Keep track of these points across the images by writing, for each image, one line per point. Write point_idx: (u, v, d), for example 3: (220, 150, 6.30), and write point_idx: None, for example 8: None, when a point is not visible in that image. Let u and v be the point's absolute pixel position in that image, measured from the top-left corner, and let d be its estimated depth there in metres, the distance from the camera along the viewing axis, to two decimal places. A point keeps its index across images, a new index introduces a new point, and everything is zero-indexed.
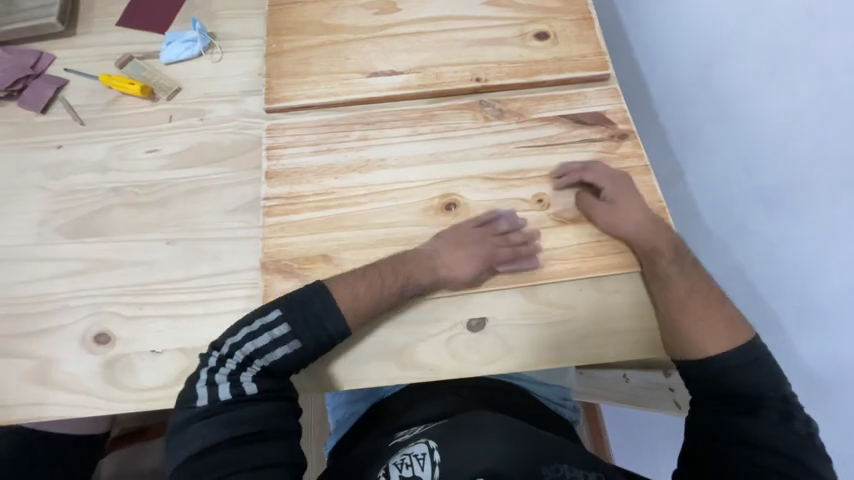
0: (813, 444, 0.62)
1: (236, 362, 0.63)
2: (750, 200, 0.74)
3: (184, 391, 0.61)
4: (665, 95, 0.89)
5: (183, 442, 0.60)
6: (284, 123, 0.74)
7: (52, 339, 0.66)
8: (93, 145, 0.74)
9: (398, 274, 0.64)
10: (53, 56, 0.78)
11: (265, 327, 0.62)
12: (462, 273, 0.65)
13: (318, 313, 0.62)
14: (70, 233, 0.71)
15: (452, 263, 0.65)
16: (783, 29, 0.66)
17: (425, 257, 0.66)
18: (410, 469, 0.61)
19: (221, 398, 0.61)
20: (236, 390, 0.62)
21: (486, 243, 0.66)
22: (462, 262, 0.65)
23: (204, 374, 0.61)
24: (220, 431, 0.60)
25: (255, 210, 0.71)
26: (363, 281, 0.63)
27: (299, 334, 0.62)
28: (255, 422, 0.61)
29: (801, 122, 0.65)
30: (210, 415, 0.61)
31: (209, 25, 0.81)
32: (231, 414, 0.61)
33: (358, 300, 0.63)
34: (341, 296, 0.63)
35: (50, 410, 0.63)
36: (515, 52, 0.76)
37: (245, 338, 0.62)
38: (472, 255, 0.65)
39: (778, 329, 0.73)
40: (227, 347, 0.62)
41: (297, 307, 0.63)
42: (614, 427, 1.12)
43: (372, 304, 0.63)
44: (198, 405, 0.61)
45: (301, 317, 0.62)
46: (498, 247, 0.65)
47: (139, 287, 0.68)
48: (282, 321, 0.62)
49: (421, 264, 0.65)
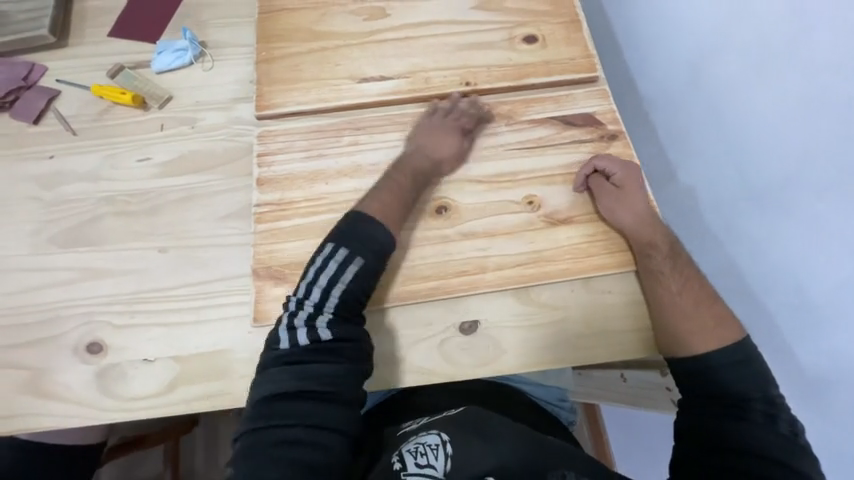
0: (800, 445, 0.63)
1: (312, 303, 0.63)
2: (739, 201, 0.74)
3: (271, 335, 0.63)
4: (654, 94, 0.88)
5: (261, 381, 0.60)
6: (275, 129, 0.74)
7: (45, 349, 0.66)
8: (83, 155, 0.74)
9: (405, 170, 0.69)
10: (45, 67, 0.78)
11: (327, 259, 0.64)
12: (444, 152, 0.70)
13: (369, 229, 0.65)
14: (62, 243, 0.71)
15: (435, 144, 0.70)
16: (766, 25, 0.67)
17: (415, 152, 0.71)
18: (425, 458, 0.60)
19: (300, 343, 0.61)
20: (313, 335, 0.61)
21: (450, 120, 0.72)
22: (448, 142, 0.70)
23: (284, 321, 0.62)
24: (294, 380, 0.60)
25: (245, 217, 0.71)
26: (383, 190, 0.68)
27: (358, 253, 0.64)
28: (329, 382, 0.60)
29: (789, 119, 0.66)
30: (293, 359, 0.61)
31: (200, 34, 0.81)
32: (311, 364, 0.61)
33: (386, 205, 0.67)
34: (372, 209, 0.66)
35: (42, 420, 0.63)
36: (504, 55, 0.77)
37: (314, 274, 0.64)
38: (450, 131, 0.71)
39: (771, 328, 0.73)
40: (304, 291, 0.63)
41: (351, 230, 0.65)
42: (612, 430, 1.10)
43: (399, 205, 0.67)
44: (280, 348, 0.61)
45: (355, 239, 0.64)
46: (460, 120, 0.72)
47: (132, 295, 0.68)
48: (338, 247, 0.64)
49: (416, 158, 0.70)
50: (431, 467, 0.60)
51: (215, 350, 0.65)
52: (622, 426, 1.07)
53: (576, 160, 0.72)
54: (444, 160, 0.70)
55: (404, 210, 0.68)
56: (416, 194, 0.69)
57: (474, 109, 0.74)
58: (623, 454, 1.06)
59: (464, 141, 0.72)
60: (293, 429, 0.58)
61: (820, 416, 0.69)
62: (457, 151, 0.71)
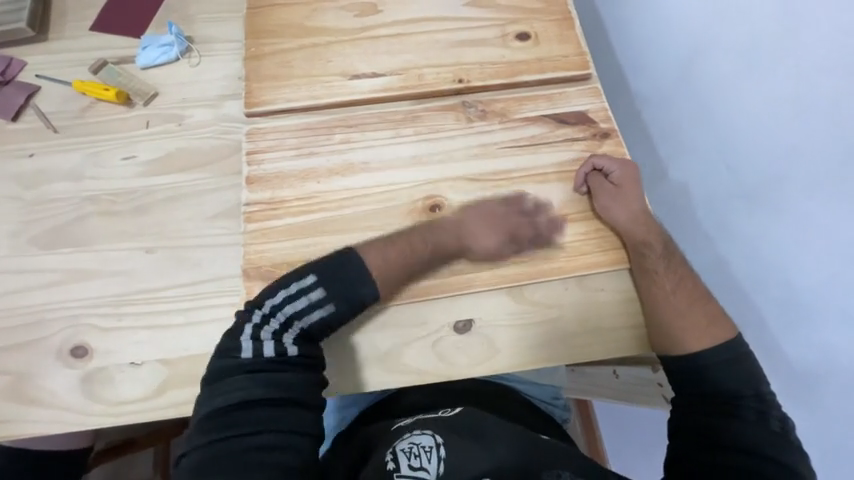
0: (789, 441, 0.64)
1: (279, 322, 0.64)
2: (729, 199, 0.75)
3: (226, 341, 0.62)
4: (645, 92, 0.89)
5: (220, 390, 0.60)
6: (265, 126, 0.73)
7: (27, 353, 0.64)
8: (65, 153, 0.72)
9: (425, 239, 0.66)
10: (24, 62, 0.76)
11: (302, 291, 0.63)
12: (489, 247, 0.67)
13: (352, 277, 0.64)
14: (45, 244, 0.68)
15: (475, 229, 0.67)
16: (757, 25, 0.67)
17: (451, 225, 0.68)
18: (418, 460, 0.60)
19: (265, 355, 0.62)
20: (279, 348, 0.63)
21: (507, 215, 0.68)
22: (487, 235, 0.67)
23: (250, 329, 0.62)
24: (255, 388, 0.61)
25: (235, 216, 0.70)
26: (393, 247, 0.65)
27: (334, 298, 0.63)
28: (289, 388, 0.61)
29: (778, 118, 0.67)
30: (254, 369, 0.62)
31: (186, 29, 0.79)
32: (271, 374, 0.62)
33: (390, 263, 0.64)
34: (373, 262, 0.64)
35: (25, 427, 0.61)
36: (497, 53, 0.76)
37: (286, 301, 0.63)
38: (498, 227, 0.67)
39: (761, 324, 0.74)
40: (271, 306, 0.63)
41: (334, 274, 0.64)
42: (605, 426, 1.11)
43: (403, 265, 0.65)
44: (241, 356, 0.62)
45: (335, 284, 0.64)
46: (518, 223, 0.67)
47: (118, 297, 0.66)
48: (318, 286, 0.63)
49: (444, 232, 0.67)
50: (424, 470, 0.59)
51: (205, 352, 0.64)
52: (614, 420, 1.07)
53: (569, 158, 0.72)
54: (474, 250, 0.67)
55: (407, 273, 0.65)
56: (427, 267, 0.66)
57: (536, 205, 0.69)
58: (615, 448, 1.07)
59: (508, 246, 0.67)
60: (259, 436, 0.59)
61: (812, 411, 0.70)
62: (493, 249, 0.67)
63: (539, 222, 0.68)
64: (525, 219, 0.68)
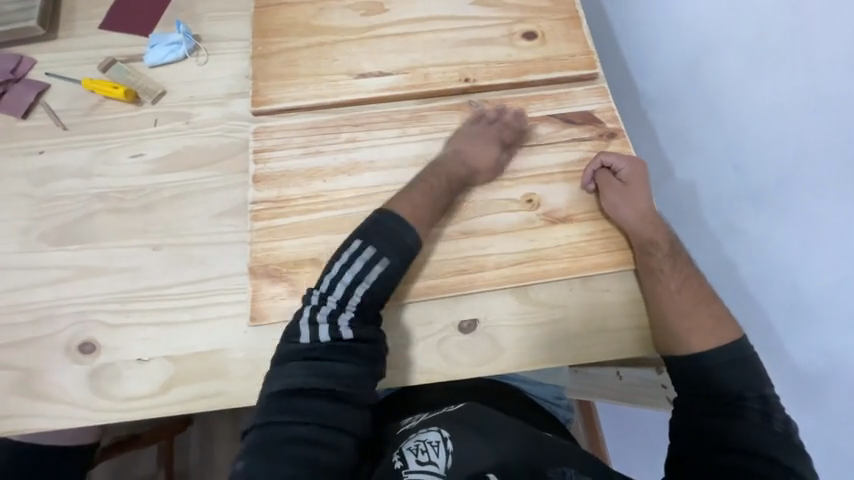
0: (794, 444, 0.63)
1: (335, 301, 0.62)
2: (737, 199, 0.75)
3: (289, 327, 0.62)
4: (652, 91, 0.88)
5: (279, 373, 0.60)
6: (271, 125, 0.73)
7: (36, 348, 0.65)
8: (74, 150, 0.73)
9: (438, 174, 0.69)
10: (34, 60, 0.76)
11: (354, 255, 0.63)
12: (487, 162, 0.69)
13: (398, 232, 0.64)
14: (54, 241, 0.69)
15: (472, 151, 0.70)
16: (766, 23, 0.67)
17: (451, 157, 0.70)
18: (427, 455, 0.60)
19: (322, 340, 0.61)
20: (335, 333, 0.61)
21: (492, 129, 0.71)
22: (487, 152, 0.70)
23: (305, 315, 0.62)
24: (310, 377, 0.60)
25: (241, 214, 0.70)
26: (417, 191, 0.67)
27: (384, 253, 0.63)
28: (342, 382, 0.60)
29: (787, 118, 0.66)
30: (311, 355, 0.60)
31: (194, 28, 0.80)
32: (328, 363, 0.60)
33: (417, 206, 0.66)
34: (402, 208, 0.66)
35: (35, 421, 0.62)
36: (503, 52, 0.76)
37: (341, 271, 0.63)
38: (491, 141, 0.70)
39: (767, 326, 0.74)
40: (327, 285, 0.63)
41: (379, 230, 0.64)
42: (607, 425, 1.11)
43: (430, 207, 0.66)
44: (299, 342, 0.61)
45: (382, 238, 0.64)
46: (501, 132, 0.71)
47: (126, 294, 0.67)
48: (366, 245, 0.63)
49: (452, 162, 0.70)
50: (432, 464, 0.59)
51: (211, 350, 0.64)
52: (617, 422, 1.07)
53: (575, 158, 0.72)
54: (479, 170, 0.70)
55: (435, 213, 0.67)
56: (449, 202, 0.69)
57: (511, 116, 0.73)
58: (618, 449, 1.07)
59: (503, 153, 0.71)
60: (305, 427, 0.58)
61: (817, 414, 0.70)
62: (493, 162, 0.70)
63: (519, 118, 0.73)
64: (509, 132, 0.71)
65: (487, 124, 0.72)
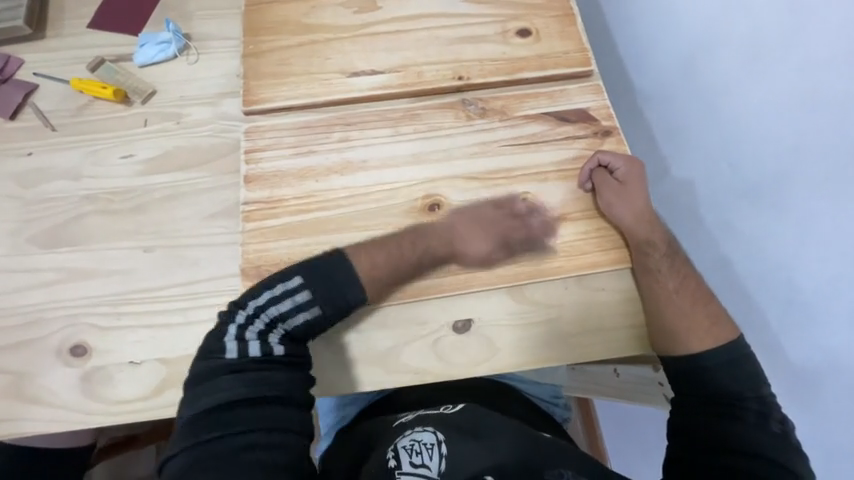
0: (789, 444, 0.63)
1: (264, 322, 0.63)
2: (732, 197, 0.74)
3: (209, 343, 0.62)
4: (648, 88, 0.88)
5: (206, 392, 0.59)
6: (263, 125, 0.72)
7: (26, 352, 0.64)
8: (63, 152, 0.72)
9: (414, 243, 0.66)
10: (22, 60, 0.75)
11: (287, 293, 0.63)
12: (480, 253, 0.66)
13: (340, 282, 0.63)
14: (43, 243, 0.68)
15: (463, 235, 0.67)
16: (762, 20, 0.66)
17: (436, 230, 0.67)
18: (421, 457, 0.59)
19: (251, 355, 0.62)
20: (265, 349, 0.63)
21: (503, 220, 0.68)
22: (477, 242, 0.67)
23: (233, 330, 0.62)
24: (242, 388, 0.60)
25: (234, 215, 0.70)
26: (381, 251, 0.65)
27: (320, 301, 0.63)
28: (276, 388, 0.61)
29: (781, 116, 0.66)
30: (240, 370, 0.61)
31: (184, 26, 0.79)
32: (257, 374, 0.61)
33: (378, 267, 0.64)
34: (361, 265, 0.64)
35: (24, 426, 0.61)
36: (497, 49, 0.76)
37: (269, 302, 0.63)
38: (489, 235, 0.67)
39: (763, 324, 0.73)
40: (255, 308, 0.63)
41: (320, 276, 0.64)
42: (606, 423, 1.10)
43: (393, 270, 0.64)
44: (226, 358, 0.61)
45: (321, 286, 0.63)
46: (510, 226, 0.67)
47: (117, 297, 0.66)
48: (303, 288, 0.63)
49: (435, 233, 0.67)
50: (426, 467, 0.59)
51: None
52: (615, 420, 1.07)
53: (570, 156, 0.71)
54: (465, 255, 0.66)
55: (396, 277, 0.65)
56: (417, 272, 0.66)
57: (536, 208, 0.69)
58: (615, 447, 1.07)
59: (499, 251, 0.67)
60: (249, 435, 0.58)
61: (812, 412, 0.70)
62: (484, 253, 0.66)
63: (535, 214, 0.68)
64: (517, 232, 0.67)
65: (504, 212, 0.68)
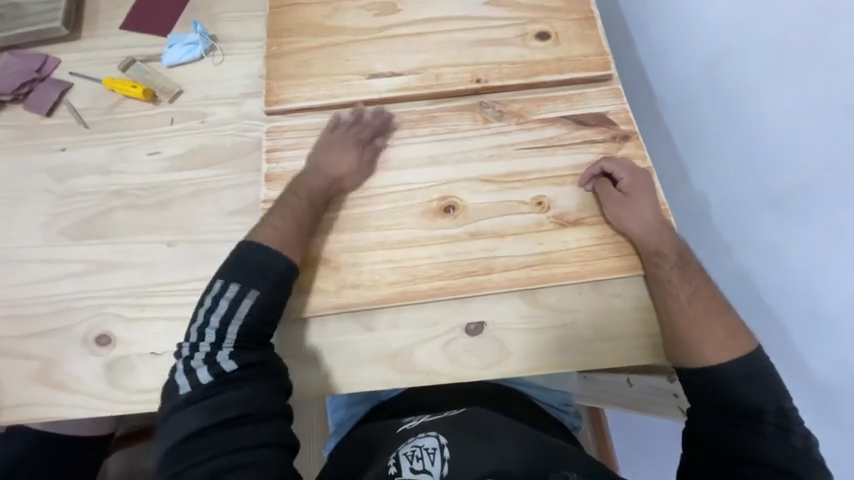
0: (811, 458, 0.61)
1: (210, 342, 0.62)
2: (756, 204, 0.72)
3: (167, 384, 0.62)
4: (670, 91, 0.86)
5: (168, 432, 0.60)
6: (284, 125, 0.74)
7: (53, 339, 0.67)
8: (95, 148, 0.75)
9: (300, 194, 0.68)
10: (58, 60, 0.79)
11: (219, 295, 0.63)
12: (349, 165, 0.69)
13: (262, 261, 0.63)
14: (72, 235, 0.71)
15: (332, 162, 0.69)
16: (791, 23, 0.65)
17: (312, 170, 0.69)
18: (421, 462, 0.60)
19: (202, 382, 0.60)
20: (215, 370, 0.61)
21: (343, 136, 0.71)
22: (345, 157, 0.69)
23: (181, 364, 0.61)
24: (201, 416, 0.59)
25: (253, 212, 0.71)
26: (275, 215, 0.66)
27: (250, 285, 0.62)
28: (239, 404, 0.60)
29: (808, 122, 0.64)
30: (195, 401, 0.60)
31: (210, 28, 0.81)
32: (213, 399, 0.60)
33: (280, 229, 0.65)
34: (260, 236, 0.65)
35: (50, 411, 0.64)
36: (516, 52, 0.76)
37: (205, 318, 0.62)
38: (349, 148, 0.70)
39: (782, 337, 0.71)
40: (197, 334, 0.62)
41: (238, 265, 0.64)
42: (617, 433, 1.09)
43: (294, 227, 0.66)
44: (180, 394, 0.60)
45: (245, 273, 0.63)
46: (358, 132, 0.71)
47: (139, 289, 0.68)
48: (229, 282, 0.63)
49: (313, 177, 0.69)
50: (426, 472, 0.59)
51: None
52: (629, 430, 1.05)
53: (587, 160, 0.71)
54: (345, 178, 0.69)
55: (302, 234, 0.66)
56: (317, 220, 0.68)
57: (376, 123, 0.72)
58: (628, 457, 1.05)
59: (366, 157, 0.70)
60: (216, 460, 0.58)
61: (833, 430, 0.68)
62: (357, 165, 0.70)
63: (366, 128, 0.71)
64: (366, 129, 0.71)
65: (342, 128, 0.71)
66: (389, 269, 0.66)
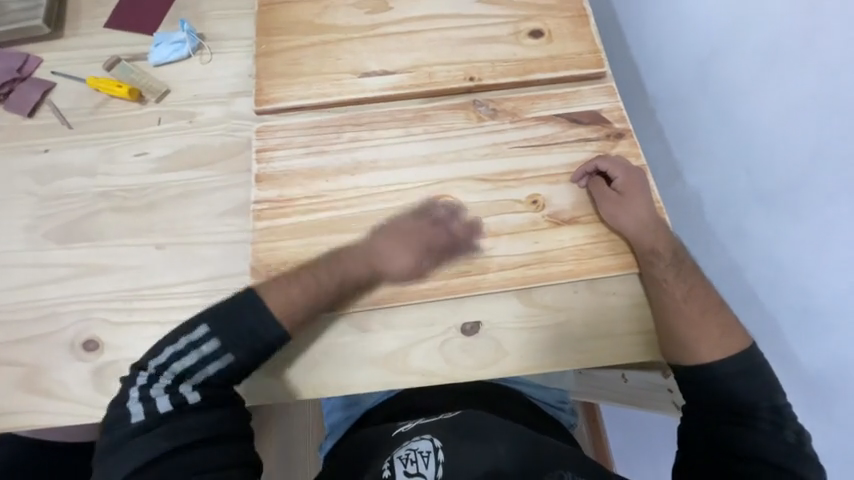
0: (803, 454, 0.61)
1: (171, 375, 0.61)
2: (748, 202, 0.73)
3: (114, 411, 0.60)
4: (663, 88, 0.86)
5: (119, 461, 0.58)
6: (274, 124, 0.72)
7: (39, 346, 0.65)
8: (79, 149, 0.73)
9: (331, 272, 0.63)
10: (40, 59, 0.77)
11: (193, 344, 0.61)
12: (402, 263, 0.65)
13: (250, 324, 0.61)
14: (57, 239, 0.69)
15: (388, 253, 0.65)
16: (781, 22, 0.65)
17: (361, 250, 0.65)
18: (415, 466, 0.59)
19: (160, 410, 0.59)
20: (176, 400, 0.60)
21: (426, 225, 0.67)
22: (402, 254, 0.65)
23: (136, 392, 0.60)
24: (157, 444, 0.58)
25: (244, 213, 0.70)
26: (294, 285, 0.62)
27: (232, 344, 0.61)
28: (198, 431, 0.59)
29: (800, 121, 0.64)
30: (149, 429, 0.59)
31: (198, 26, 0.79)
32: (170, 427, 0.59)
33: (293, 303, 0.62)
34: (274, 301, 0.62)
35: (34, 420, 0.62)
36: (509, 50, 0.75)
37: (172, 358, 0.61)
38: (412, 245, 0.65)
39: (775, 333, 0.72)
40: (158, 365, 0.61)
41: (222, 320, 0.61)
42: (613, 430, 1.09)
43: (308, 303, 0.62)
44: (134, 422, 0.59)
45: (230, 333, 0.61)
46: (434, 234, 0.66)
47: (128, 293, 0.67)
48: (210, 337, 0.61)
49: (355, 258, 0.64)
50: (420, 476, 0.58)
51: None
52: (625, 428, 1.05)
53: (581, 158, 0.70)
54: (389, 271, 0.65)
55: (314, 312, 0.63)
56: (338, 299, 0.64)
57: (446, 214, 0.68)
58: (624, 455, 1.05)
59: (422, 261, 0.66)
60: None
61: (824, 425, 0.68)
62: (411, 268, 0.65)
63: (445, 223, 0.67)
64: (440, 226, 0.67)
65: (424, 219, 0.67)
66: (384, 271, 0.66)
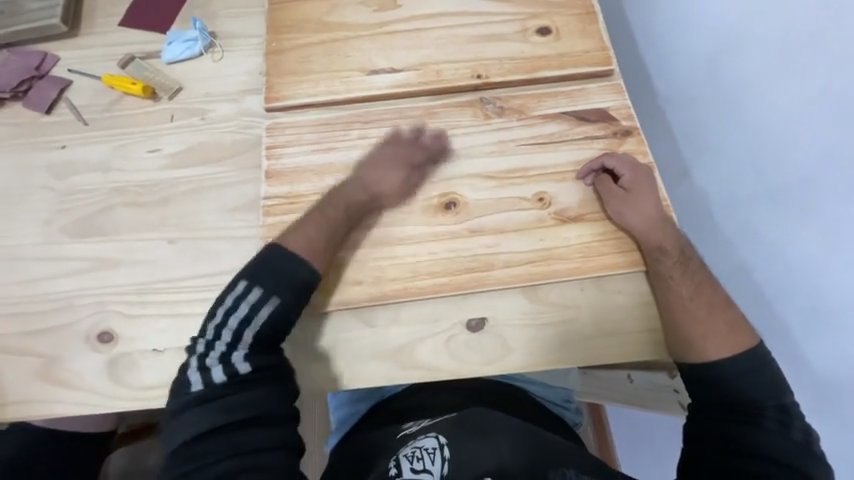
0: (807, 451, 0.62)
1: (225, 341, 0.62)
2: (758, 201, 0.72)
3: (178, 379, 0.61)
4: (673, 87, 0.86)
5: (177, 429, 0.60)
6: (284, 122, 0.74)
7: (55, 337, 0.67)
8: (94, 145, 0.74)
9: (337, 205, 0.67)
10: (57, 57, 0.79)
11: (240, 299, 0.62)
12: (392, 184, 0.68)
13: (286, 268, 0.63)
14: (72, 233, 0.71)
15: (378, 177, 0.68)
16: (792, 18, 0.64)
17: (356, 183, 0.68)
18: (422, 462, 0.60)
19: (214, 381, 0.60)
20: (228, 370, 0.61)
21: (400, 151, 0.70)
22: (390, 175, 0.69)
23: (194, 361, 0.61)
24: (210, 417, 0.59)
25: (254, 209, 0.71)
26: (308, 224, 0.65)
27: (275, 290, 0.62)
28: (249, 409, 0.60)
29: (811, 118, 0.64)
30: (205, 400, 0.60)
31: (210, 25, 0.81)
32: (223, 400, 0.60)
33: (311, 238, 0.64)
34: (294, 245, 0.64)
35: (49, 410, 0.64)
36: (517, 48, 0.75)
37: (225, 321, 0.62)
38: (395, 166, 0.69)
39: (785, 333, 0.71)
40: (213, 332, 0.62)
41: (261, 272, 0.63)
42: (619, 431, 1.09)
43: (329, 236, 0.65)
44: (192, 391, 0.60)
45: (270, 278, 0.62)
46: (408, 153, 0.70)
47: (140, 285, 0.68)
48: (252, 286, 0.62)
49: (353, 190, 0.68)
50: (427, 472, 0.59)
51: None
52: (632, 430, 1.05)
53: (588, 156, 0.70)
54: (382, 196, 0.68)
55: (333, 243, 0.65)
56: (348, 230, 0.67)
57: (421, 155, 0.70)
58: (630, 455, 1.05)
59: (408, 176, 0.70)
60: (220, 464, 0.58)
61: (831, 426, 0.68)
62: (399, 185, 0.69)
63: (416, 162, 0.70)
64: (417, 154, 0.70)
65: (406, 143, 0.70)
66: (391, 266, 0.66)
